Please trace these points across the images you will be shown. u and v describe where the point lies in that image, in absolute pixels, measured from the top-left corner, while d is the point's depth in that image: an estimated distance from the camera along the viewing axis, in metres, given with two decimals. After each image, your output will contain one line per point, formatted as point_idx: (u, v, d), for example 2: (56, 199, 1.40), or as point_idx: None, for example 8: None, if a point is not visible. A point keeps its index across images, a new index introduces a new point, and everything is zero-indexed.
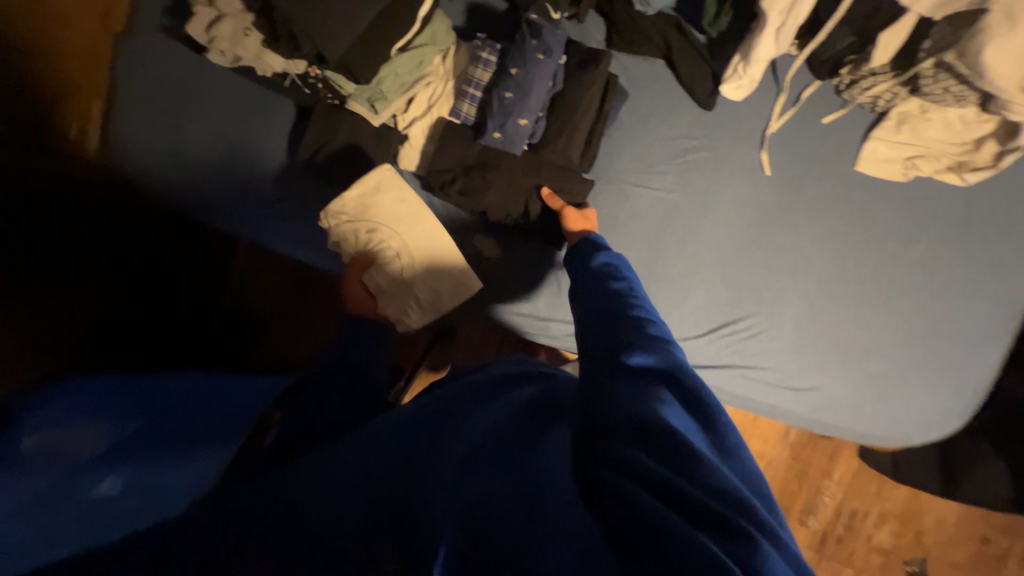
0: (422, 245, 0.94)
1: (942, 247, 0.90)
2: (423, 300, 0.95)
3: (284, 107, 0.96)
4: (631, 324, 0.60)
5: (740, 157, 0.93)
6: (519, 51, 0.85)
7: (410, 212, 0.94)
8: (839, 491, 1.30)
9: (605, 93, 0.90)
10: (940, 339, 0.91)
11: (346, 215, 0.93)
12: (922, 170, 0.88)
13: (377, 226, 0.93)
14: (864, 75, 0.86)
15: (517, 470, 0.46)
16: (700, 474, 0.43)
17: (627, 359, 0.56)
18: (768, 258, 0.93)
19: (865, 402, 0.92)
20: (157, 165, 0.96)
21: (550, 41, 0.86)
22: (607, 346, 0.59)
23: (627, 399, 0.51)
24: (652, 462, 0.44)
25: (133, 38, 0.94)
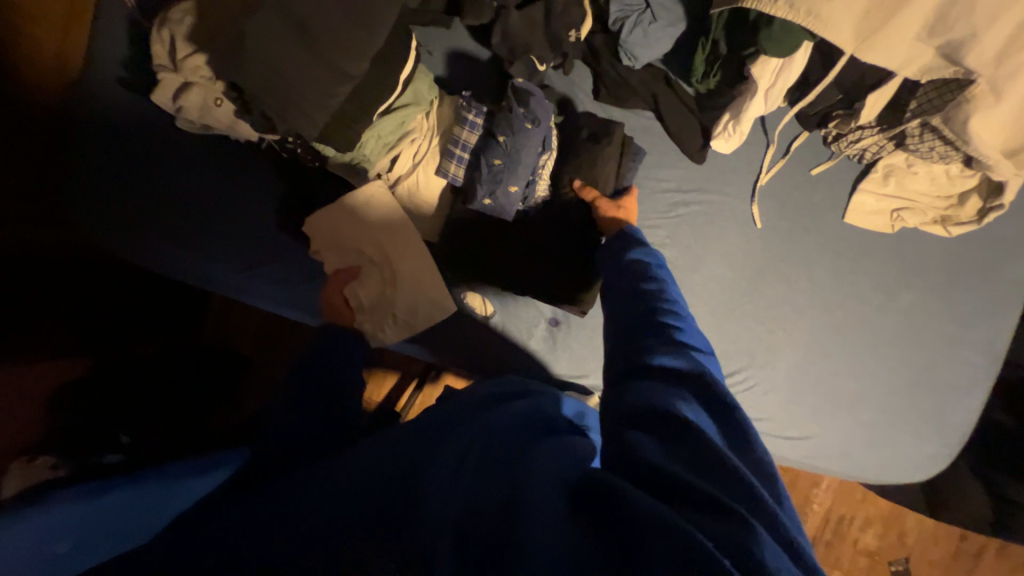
0: (406, 262, 0.89)
1: (928, 298, 0.93)
2: (401, 318, 0.90)
3: (258, 166, 0.90)
4: (653, 321, 0.61)
5: (730, 209, 0.92)
6: (506, 119, 0.83)
7: (398, 224, 0.89)
8: (826, 498, 1.34)
9: (622, 153, 0.89)
10: (929, 388, 0.94)
11: (330, 221, 0.87)
12: (908, 223, 0.90)
13: (361, 237, 0.88)
14: (851, 129, 0.86)
15: (511, 476, 0.47)
16: (702, 453, 0.44)
17: (653, 360, 0.55)
18: (761, 312, 0.93)
19: (856, 449, 0.94)
20: (105, 223, 0.87)
21: (537, 109, 0.84)
22: (633, 349, 0.58)
23: (646, 395, 0.51)
24: (659, 454, 0.45)
25: (83, 87, 0.86)
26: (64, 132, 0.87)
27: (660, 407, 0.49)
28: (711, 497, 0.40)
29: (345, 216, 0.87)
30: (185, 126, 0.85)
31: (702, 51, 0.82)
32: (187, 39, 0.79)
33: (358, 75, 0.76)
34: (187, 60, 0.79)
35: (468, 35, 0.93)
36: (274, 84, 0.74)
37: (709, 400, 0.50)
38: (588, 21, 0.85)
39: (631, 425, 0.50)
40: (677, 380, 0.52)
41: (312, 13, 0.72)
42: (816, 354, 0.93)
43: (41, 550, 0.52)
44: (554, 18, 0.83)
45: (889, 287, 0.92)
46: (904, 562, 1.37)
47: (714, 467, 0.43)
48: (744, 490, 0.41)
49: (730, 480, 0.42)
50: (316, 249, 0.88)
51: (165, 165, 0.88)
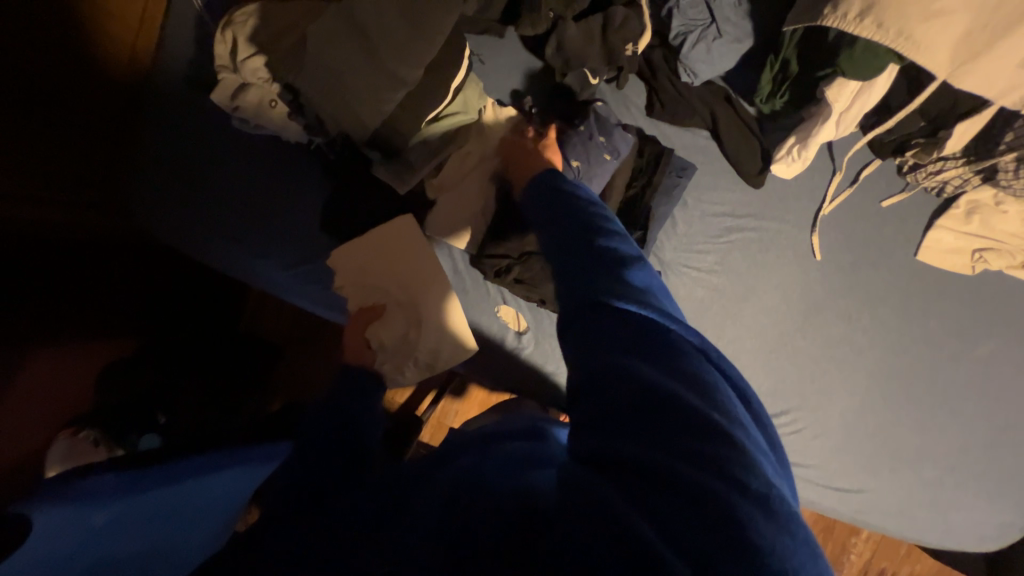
0: (431, 302, 0.87)
1: (1009, 349, 0.84)
2: (422, 361, 0.88)
3: (302, 165, 0.90)
4: (557, 264, 0.52)
5: (789, 238, 0.86)
6: (585, 145, 0.79)
7: (425, 261, 0.87)
8: (866, 549, 1.22)
9: (657, 167, 0.84)
10: (1003, 449, 0.85)
11: (356, 258, 0.87)
12: (991, 264, 0.82)
13: (387, 275, 0.87)
14: (931, 159, 0.80)
15: (501, 493, 0.43)
16: (670, 419, 0.38)
17: (608, 301, 0.45)
18: (818, 351, 0.86)
19: (915, 508, 0.85)
20: (154, 213, 0.88)
21: (618, 142, 0.81)
22: (580, 286, 0.48)
23: (598, 345, 0.44)
24: (621, 432, 0.40)
25: (148, 81, 0.89)
26: (128, 123, 0.90)
27: (598, 365, 0.43)
28: (687, 483, 0.36)
29: (372, 251, 0.86)
30: (238, 126, 0.87)
31: (769, 70, 0.79)
32: (249, 41, 0.80)
33: (412, 82, 0.75)
34: (247, 61, 0.80)
35: (522, 44, 0.90)
36: (336, 92, 0.78)
37: (622, 334, 0.43)
38: (647, 35, 0.81)
39: (591, 377, 0.43)
40: (583, 331, 0.45)
41: (373, 21, 0.72)
42: (876, 402, 0.85)
43: (82, 520, 0.51)
44: (613, 30, 0.81)
45: (965, 336, 0.84)
46: None
47: (681, 430, 0.38)
48: (714, 458, 0.36)
49: (700, 432, 0.38)
50: (340, 285, 0.87)
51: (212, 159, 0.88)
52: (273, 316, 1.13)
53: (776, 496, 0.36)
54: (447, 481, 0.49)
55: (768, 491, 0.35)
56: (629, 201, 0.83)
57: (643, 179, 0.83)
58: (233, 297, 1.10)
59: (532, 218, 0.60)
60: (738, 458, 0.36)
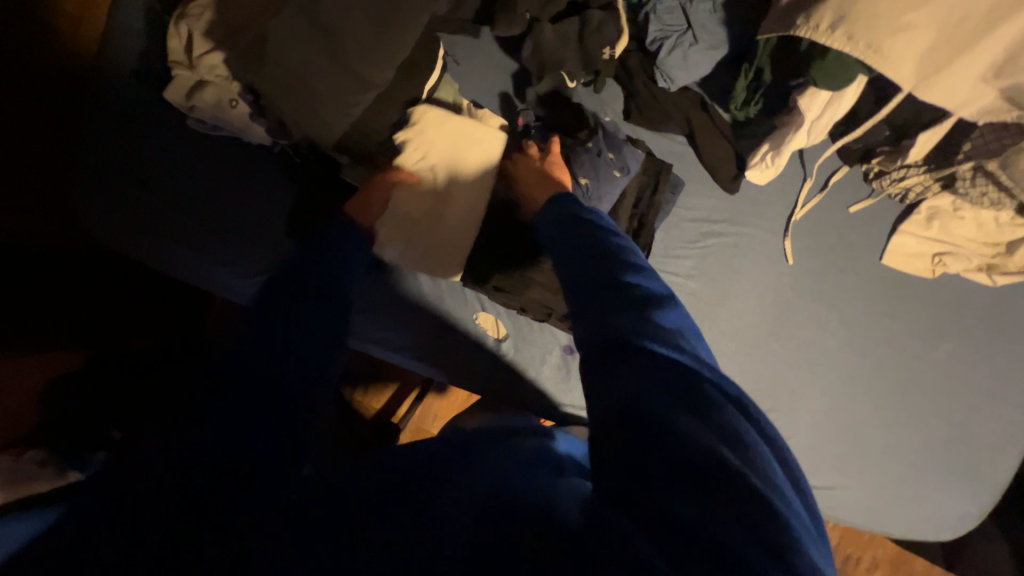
0: (457, 211, 0.83)
1: (967, 349, 0.88)
2: (408, 253, 0.83)
3: (266, 167, 0.85)
4: (582, 296, 0.49)
5: (763, 243, 0.88)
6: (593, 163, 0.80)
7: (479, 169, 0.83)
8: None
9: (657, 185, 0.84)
10: (962, 443, 0.88)
11: (439, 128, 0.81)
12: (950, 268, 0.85)
13: (444, 161, 0.82)
14: (896, 166, 0.83)
15: (490, 503, 0.40)
16: (703, 474, 0.36)
17: (641, 343, 0.43)
18: (789, 354, 0.88)
19: (882, 503, 0.89)
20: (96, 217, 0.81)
21: (627, 157, 0.82)
22: (607, 319, 0.46)
23: (628, 389, 0.41)
24: (650, 482, 0.37)
25: (91, 74, 0.82)
26: (68, 118, 0.83)
27: (625, 408, 0.41)
28: (720, 545, 0.33)
29: (455, 133, 0.81)
30: (194, 126, 0.80)
31: (744, 78, 0.79)
32: (205, 35, 0.76)
33: (382, 83, 0.72)
34: (204, 57, 0.77)
35: (498, 46, 0.88)
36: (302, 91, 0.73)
37: (654, 378, 0.41)
38: (625, 38, 0.81)
39: (617, 420, 0.41)
40: (611, 371, 0.43)
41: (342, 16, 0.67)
42: (845, 404, 0.88)
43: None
44: (588, 34, 0.80)
45: (926, 337, 0.88)
46: None
47: (717, 488, 0.36)
48: (748, 521, 0.34)
49: (737, 492, 0.35)
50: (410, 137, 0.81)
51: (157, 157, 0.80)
52: None
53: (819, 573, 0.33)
54: None
55: (813, 573, 0.32)
56: (635, 218, 0.83)
57: (646, 201, 0.84)
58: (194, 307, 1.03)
59: (549, 244, 0.58)
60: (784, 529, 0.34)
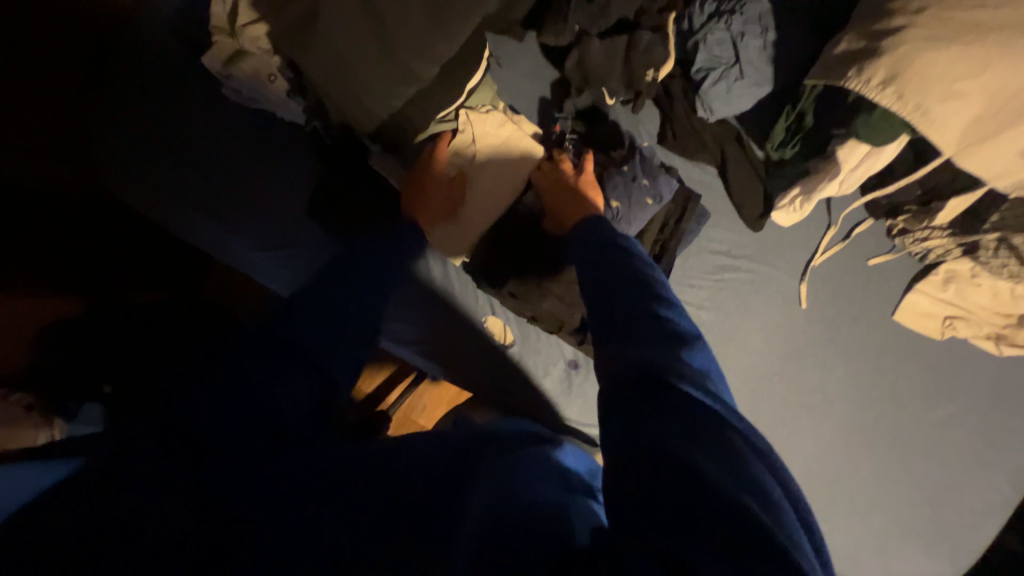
0: (479, 203, 0.84)
1: (965, 413, 0.88)
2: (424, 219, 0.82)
3: (292, 145, 0.84)
4: (609, 324, 0.51)
5: (778, 283, 0.88)
6: (626, 187, 0.80)
7: (513, 173, 0.84)
8: None
9: (683, 213, 0.84)
10: (949, 506, 0.89)
11: (497, 127, 0.84)
12: (959, 332, 0.85)
13: (489, 154, 0.84)
14: (920, 227, 0.83)
15: (498, 512, 0.39)
16: (731, 524, 0.34)
17: (670, 381, 0.43)
18: (788, 395, 0.89)
19: (864, 555, 0.89)
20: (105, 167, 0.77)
21: (661, 186, 0.82)
22: (638, 353, 0.47)
23: (653, 426, 0.41)
24: (671, 530, 0.35)
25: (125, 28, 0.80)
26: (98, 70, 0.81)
27: (648, 445, 0.39)
28: None
29: (508, 135, 0.84)
30: (229, 96, 0.80)
31: (785, 119, 0.80)
32: (250, 6, 0.77)
33: (425, 78, 0.71)
34: (247, 29, 0.77)
35: (540, 53, 0.88)
36: (344, 75, 0.73)
37: (679, 417, 0.41)
38: (670, 63, 0.80)
39: (638, 457, 0.39)
40: (635, 404, 0.43)
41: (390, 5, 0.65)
42: (836, 450, 0.89)
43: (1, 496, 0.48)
44: (634, 54, 0.81)
45: (926, 395, 0.88)
46: None
47: (745, 544, 0.33)
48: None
49: (766, 551, 0.33)
50: (469, 121, 0.83)
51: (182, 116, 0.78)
52: None
53: None
54: None
55: None
56: (658, 243, 0.84)
57: (670, 229, 0.84)
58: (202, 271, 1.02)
59: (583, 270, 0.59)
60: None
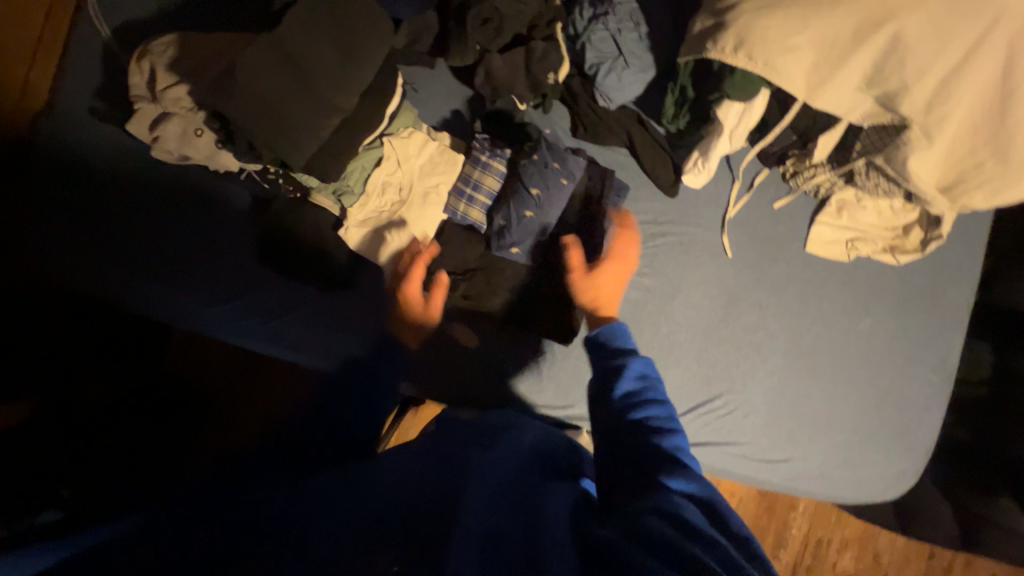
0: (417, 219, 0.90)
1: (886, 322, 0.99)
2: (373, 240, 0.89)
3: (236, 198, 0.89)
4: (622, 470, 0.56)
5: (703, 239, 0.98)
6: (542, 174, 0.88)
7: (443, 185, 0.91)
8: (804, 521, 1.38)
9: (602, 189, 0.94)
10: (893, 407, 0.98)
11: (415, 145, 0.90)
12: (861, 251, 0.97)
13: (415, 170, 0.90)
14: (805, 166, 0.94)
15: (519, 520, 0.47)
16: (709, 539, 0.43)
17: (664, 439, 0.56)
18: (736, 337, 0.97)
19: (833, 470, 0.97)
20: (68, 253, 0.85)
21: (572, 166, 0.90)
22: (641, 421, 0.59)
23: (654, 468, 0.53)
24: (665, 530, 0.44)
25: (55, 122, 0.86)
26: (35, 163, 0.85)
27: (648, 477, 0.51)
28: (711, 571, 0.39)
29: (428, 151, 0.91)
30: (162, 158, 0.83)
31: (671, 95, 0.89)
32: (169, 71, 0.79)
33: (346, 108, 0.77)
34: (168, 91, 0.78)
35: (453, 76, 0.96)
36: (265, 113, 0.74)
37: (671, 464, 0.53)
38: (566, 65, 0.91)
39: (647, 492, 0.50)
40: (639, 454, 0.56)
41: (306, 52, 0.74)
42: (789, 378, 0.97)
43: None
44: (535, 61, 0.90)
45: (850, 312, 0.98)
46: None
47: (722, 554, 0.41)
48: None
49: (734, 566, 0.40)
50: (390, 143, 0.88)
51: (132, 198, 0.87)
52: None
53: None
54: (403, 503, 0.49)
55: None
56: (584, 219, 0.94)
57: (592, 203, 0.94)
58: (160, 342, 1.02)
59: None
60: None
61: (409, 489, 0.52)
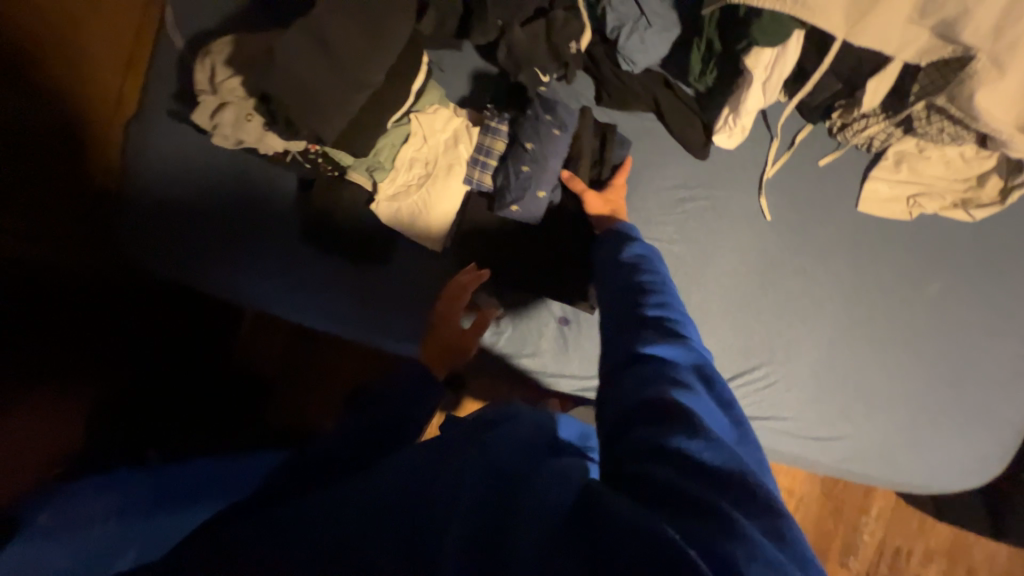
0: (442, 194, 0.94)
1: (958, 287, 0.88)
2: (404, 213, 0.94)
3: (285, 180, 0.98)
4: (609, 377, 0.54)
5: (738, 203, 0.93)
6: (533, 127, 0.89)
7: (463, 155, 0.94)
8: (878, 528, 1.24)
9: (605, 142, 0.92)
10: (967, 383, 0.88)
11: (438, 120, 0.94)
12: (926, 209, 0.87)
13: (439, 144, 0.94)
14: (855, 118, 0.86)
15: (509, 484, 0.42)
16: (696, 455, 0.41)
17: (649, 342, 0.53)
18: (779, 306, 0.91)
19: (894, 452, 0.88)
20: (141, 234, 0.95)
21: (564, 116, 0.90)
22: (627, 330, 0.56)
23: (637, 382, 0.49)
24: (652, 462, 0.42)
25: (138, 123, 0.96)
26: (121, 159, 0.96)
27: (634, 391, 0.49)
28: (695, 497, 0.38)
29: (451, 125, 0.94)
30: (220, 144, 0.93)
31: (697, 51, 0.86)
32: (226, 65, 0.89)
33: (375, 84, 0.83)
34: (224, 82, 0.89)
35: (477, 53, 0.98)
36: (304, 92, 0.81)
37: (657, 370, 0.50)
38: (588, 33, 0.90)
39: (632, 413, 0.47)
40: (626, 364, 0.53)
41: (338, 34, 0.81)
42: (841, 349, 0.89)
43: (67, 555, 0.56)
44: (555, 32, 0.89)
45: (913, 277, 0.89)
46: None
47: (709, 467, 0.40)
48: (728, 486, 0.39)
49: (723, 473, 0.40)
50: (418, 120, 0.93)
51: (194, 187, 0.97)
52: None
53: (781, 531, 0.37)
54: (418, 460, 0.49)
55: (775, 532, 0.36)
56: (596, 177, 0.93)
57: (601, 161, 0.92)
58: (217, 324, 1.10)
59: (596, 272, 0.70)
60: (794, 560, 0.35)
61: (419, 454, 0.50)
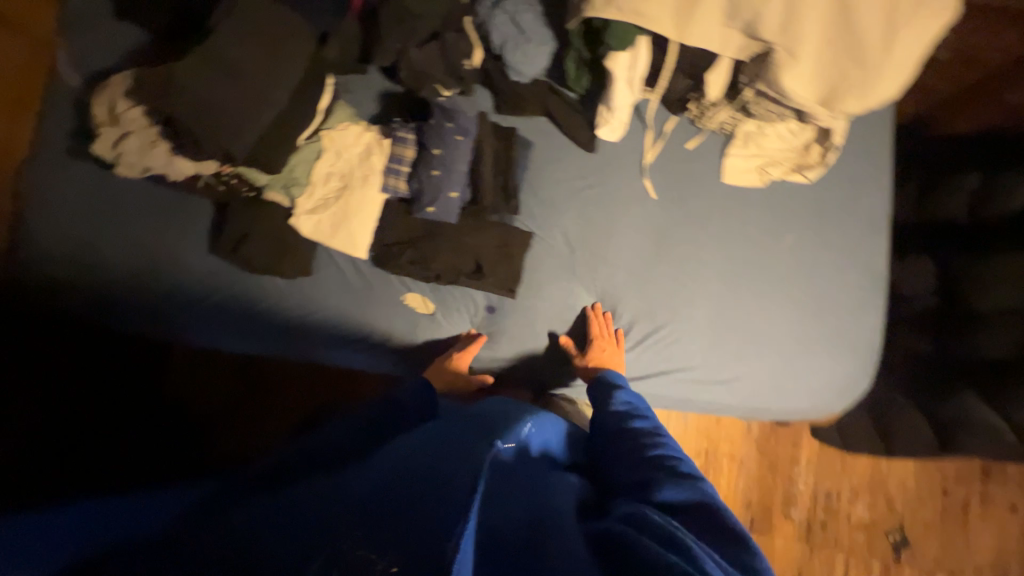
0: (359, 201, 0.98)
1: (807, 235, 1.06)
2: (323, 224, 0.96)
3: (198, 204, 0.98)
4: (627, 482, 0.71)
5: (629, 188, 1.06)
6: (438, 133, 0.98)
7: (377, 165, 0.99)
8: (809, 475, 1.38)
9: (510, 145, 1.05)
10: (830, 314, 1.04)
11: (347, 134, 1.00)
12: (773, 175, 1.05)
13: (351, 156, 1.00)
14: (707, 107, 1.02)
15: (535, 505, 0.56)
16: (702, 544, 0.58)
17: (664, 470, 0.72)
18: (675, 272, 1.04)
19: (783, 382, 1.03)
20: (61, 275, 0.95)
21: (465, 123, 1.00)
22: (642, 452, 0.75)
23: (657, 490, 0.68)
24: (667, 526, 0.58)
25: (35, 164, 0.95)
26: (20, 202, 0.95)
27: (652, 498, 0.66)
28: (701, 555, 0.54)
29: (361, 137, 1.00)
30: (125, 173, 0.93)
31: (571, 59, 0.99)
32: (124, 96, 0.90)
33: (281, 101, 0.90)
34: (124, 112, 0.90)
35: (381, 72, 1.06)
36: (206, 114, 0.85)
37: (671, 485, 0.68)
38: (478, 51, 1.00)
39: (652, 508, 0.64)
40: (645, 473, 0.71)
41: (238, 60, 0.86)
42: (726, 300, 1.03)
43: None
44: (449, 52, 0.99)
45: (773, 231, 1.05)
46: (899, 531, 1.40)
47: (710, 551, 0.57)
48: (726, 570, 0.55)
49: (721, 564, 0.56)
50: (329, 136, 0.99)
51: (107, 223, 0.96)
52: (205, 379, 1.15)
53: None
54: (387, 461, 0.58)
55: None
56: (501, 177, 1.03)
57: (503, 160, 1.03)
58: (157, 356, 1.13)
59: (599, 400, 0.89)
60: None
61: (401, 455, 0.59)
